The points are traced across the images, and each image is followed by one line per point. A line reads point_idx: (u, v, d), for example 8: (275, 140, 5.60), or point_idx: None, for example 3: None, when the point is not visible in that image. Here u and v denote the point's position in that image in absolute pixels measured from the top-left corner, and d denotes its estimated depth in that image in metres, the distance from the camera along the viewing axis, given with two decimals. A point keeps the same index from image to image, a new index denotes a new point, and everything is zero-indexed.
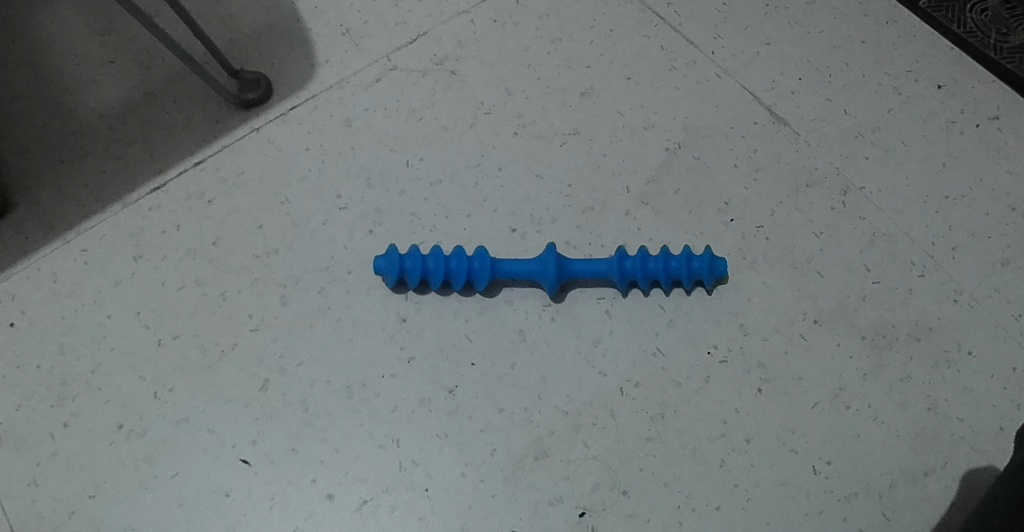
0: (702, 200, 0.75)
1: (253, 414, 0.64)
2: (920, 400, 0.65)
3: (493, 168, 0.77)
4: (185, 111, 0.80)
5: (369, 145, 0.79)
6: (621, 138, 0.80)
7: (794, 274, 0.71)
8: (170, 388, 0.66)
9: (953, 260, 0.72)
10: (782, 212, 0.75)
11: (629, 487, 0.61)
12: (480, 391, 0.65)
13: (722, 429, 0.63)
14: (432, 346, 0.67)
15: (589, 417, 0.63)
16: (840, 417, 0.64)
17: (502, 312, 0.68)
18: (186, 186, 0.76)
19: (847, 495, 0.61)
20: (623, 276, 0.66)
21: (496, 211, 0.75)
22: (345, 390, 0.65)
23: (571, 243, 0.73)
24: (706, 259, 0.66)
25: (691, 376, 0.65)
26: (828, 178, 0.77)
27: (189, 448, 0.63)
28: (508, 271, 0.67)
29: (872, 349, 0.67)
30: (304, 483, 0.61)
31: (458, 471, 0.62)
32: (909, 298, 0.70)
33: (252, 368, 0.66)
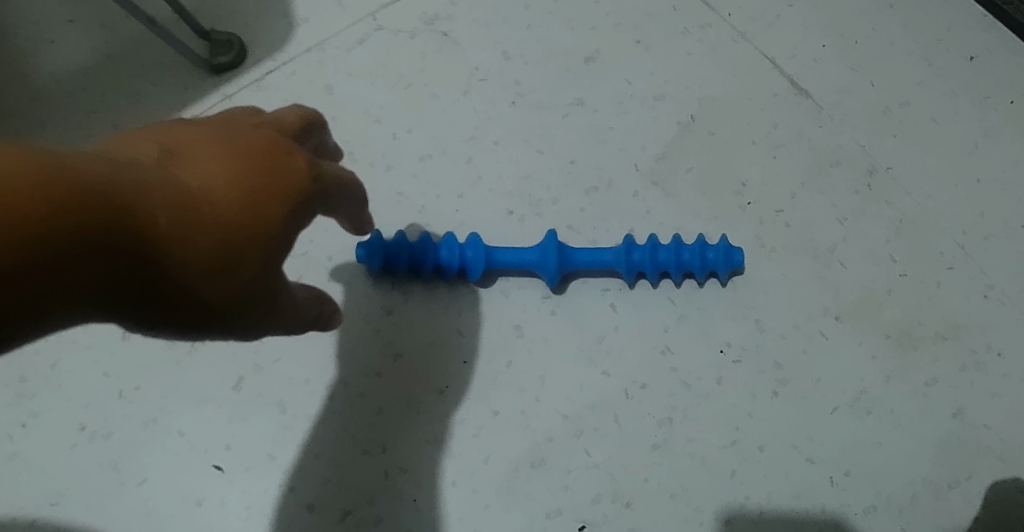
0: (718, 181, 0.69)
1: (227, 415, 0.60)
2: (946, 406, 0.60)
3: (490, 142, 0.71)
4: (152, 76, 0.73)
5: (353, 115, 0.71)
6: (629, 111, 0.73)
7: (815, 265, 0.65)
8: (137, 387, 0.61)
9: (985, 251, 0.67)
10: (803, 195, 0.69)
11: (634, 498, 0.56)
12: (474, 392, 0.60)
13: (733, 436, 0.59)
14: (422, 342, 0.61)
15: (591, 422, 0.59)
16: (861, 423, 0.60)
17: (498, 305, 0.63)
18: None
19: (866, 509, 0.57)
20: (630, 268, 0.61)
21: (492, 190, 0.68)
22: (326, 391, 0.60)
23: (574, 227, 0.67)
24: (721, 249, 0.61)
25: (702, 377, 0.60)
26: (853, 156, 0.71)
27: (158, 452, 0.59)
28: (506, 261, 0.61)
29: (897, 350, 0.62)
30: (282, 492, 0.57)
31: (450, 480, 0.57)
32: (937, 293, 0.65)
33: (225, 365, 0.61)
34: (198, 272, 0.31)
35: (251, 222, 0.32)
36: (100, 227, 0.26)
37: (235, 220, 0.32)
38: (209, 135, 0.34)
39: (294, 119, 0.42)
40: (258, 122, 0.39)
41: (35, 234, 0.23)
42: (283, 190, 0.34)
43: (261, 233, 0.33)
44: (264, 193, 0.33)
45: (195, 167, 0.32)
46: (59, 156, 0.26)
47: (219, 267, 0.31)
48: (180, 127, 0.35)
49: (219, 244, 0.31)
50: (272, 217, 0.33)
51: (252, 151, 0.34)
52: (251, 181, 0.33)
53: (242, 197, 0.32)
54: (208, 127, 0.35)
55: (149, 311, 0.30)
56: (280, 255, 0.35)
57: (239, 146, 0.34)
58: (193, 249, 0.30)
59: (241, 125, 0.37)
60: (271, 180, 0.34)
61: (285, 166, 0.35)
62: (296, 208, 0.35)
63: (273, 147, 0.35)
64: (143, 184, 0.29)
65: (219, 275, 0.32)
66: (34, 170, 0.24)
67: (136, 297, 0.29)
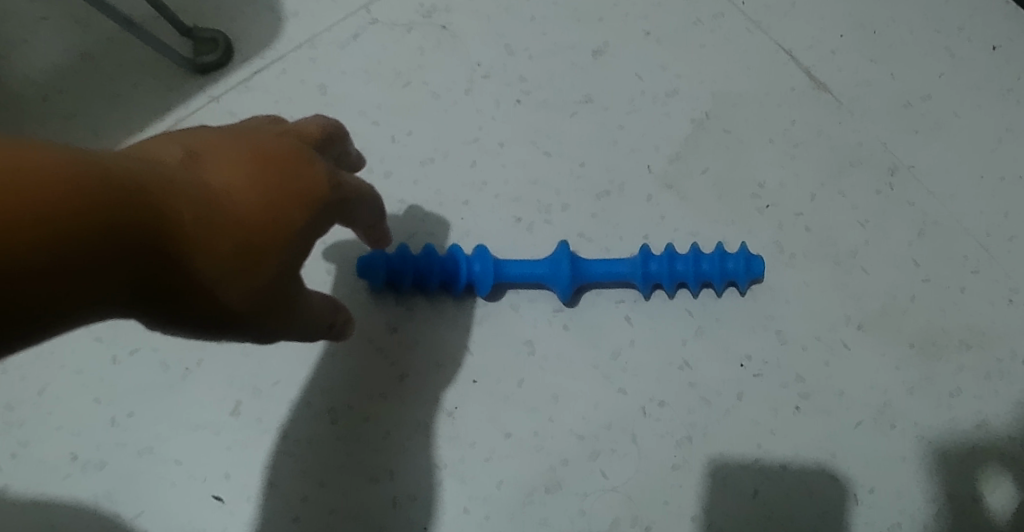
0: (734, 183, 0.65)
1: (225, 442, 0.57)
2: (970, 416, 0.57)
3: (494, 143, 0.66)
4: (133, 78, 0.69)
5: (348, 116, 0.67)
6: (640, 108, 0.69)
7: (836, 272, 0.62)
8: (129, 414, 0.59)
9: (1010, 253, 0.63)
10: (824, 196, 0.65)
11: (653, 522, 0.54)
12: (485, 413, 0.57)
13: (755, 454, 0.56)
14: (428, 362, 0.58)
15: (607, 442, 0.56)
16: (884, 437, 0.57)
17: (507, 321, 0.60)
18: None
19: (892, 526, 0.54)
20: (647, 280, 0.57)
21: (498, 195, 0.64)
22: (329, 415, 0.57)
23: (585, 235, 0.63)
24: (742, 259, 0.57)
25: (722, 393, 0.58)
26: (873, 154, 0.67)
27: (154, 482, 0.57)
28: (515, 274, 0.58)
29: (920, 360, 0.59)
30: (286, 522, 0.55)
31: (462, 507, 0.55)
32: (961, 299, 0.61)
33: (222, 389, 0.59)
34: (220, 273, 0.32)
35: (267, 225, 0.34)
36: (126, 226, 0.27)
37: (253, 222, 0.33)
38: (232, 144, 0.36)
39: (319, 129, 0.43)
40: (279, 133, 0.41)
41: (62, 231, 0.24)
42: (300, 197, 0.36)
43: (280, 236, 0.34)
44: (282, 199, 0.35)
45: (215, 173, 0.33)
46: (87, 158, 0.27)
47: (239, 267, 0.33)
48: (202, 136, 0.36)
49: (238, 245, 0.32)
50: (289, 221, 0.35)
51: (273, 160, 0.36)
52: (269, 187, 0.34)
53: (263, 201, 0.34)
54: (229, 136, 0.37)
55: (170, 309, 0.31)
56: (296, 258, 0.36)
57: (257, 154, 0.36)
58: (216, 249, 0.31)
59: (262, 134, 0.39)
60: (287, 187, 0.35)
61: (301, 174, 0.37)
62: (312, 214, 0.36)
63: (292, 157, 0.37)
64: (166, 187, 0.30)
65: (239, 275, 0.33)
66: (63, 171, 0.25)
67: (162, 296, 0.30)
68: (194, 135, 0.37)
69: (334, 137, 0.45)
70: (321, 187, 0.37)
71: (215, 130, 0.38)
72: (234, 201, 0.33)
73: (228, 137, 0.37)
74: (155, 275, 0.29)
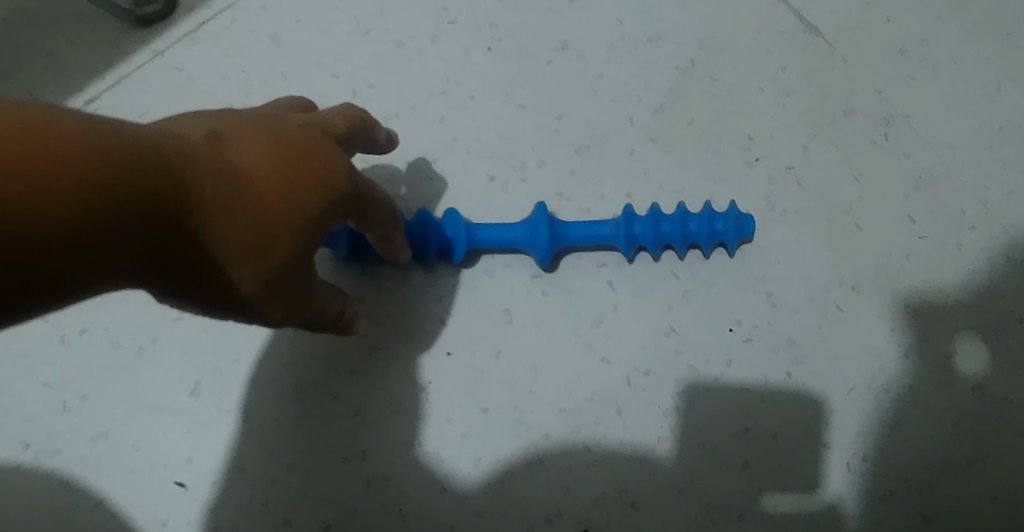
0: (722, 135, 0.60)
1: (186, 425, 0.54)
2: (966, 379, 0.54)
3: (464, 96, 0.61)
4: (68, 33, 0.63)
5: (305, 69, 0.62)
6: (621, 55, 0.63)
7: (830, 230, 0.57)
8: (83, 397, 0.55)
9: (1009, 206, 0.58)
10: (816, 148, 0.60)
11: (640, 496, 0.52)
12: (461, 388, 0.54)
13: (744, 423, 0.54)
14: (399, 335, 0.55)
15: (590, 415, 0.54)
16: (877, 402, 0.54)
17: (484, 289, 0.56)
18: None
19: (883, 495, 0.52)
20: (631, 243, 0.53)
21: (469, 153, 0.59)
22: (294, 393, 0.54)
23: (563, 194, 0.58)
24: (732, 218, 0.53)
25: (710, 360, 0.55)
26: (868, 103, 0.61)
27: (113, 469, 0.54)
28: (489, 239, 0.53)
29: (916, 321, 0.56)
30: (254, 508, 0.52)
31: (439, 486, 0.52)
32: (958, 257, 0.57)
33: (180, 368, 0.55)
34: (231, 251, 0.33)
35: (285, 207, 0.35)
36: (142, 200, 0.28)
37: (270, 202, 0.34)
38: (259, 129, 0.37)
39: (341, 124, 0.46)
40: (308, 125, 0.43)
41: (78, 201, 0.25)
42: (319, 184, 0.37)
43: (294, 221, 0.35)
44: (300, 184, 0.36)
45: (240, 154, 0.35)
46: (112, 134, 0.29)
47: (252, 247, 0.34)
48: (228, 119, 0.38)
49: (252, 226, 0.34)
50: (305, 208, 0.36)
51: (296, 146, 0.37)
52: (292, 170, 0.36)
53: (281, 186, 0.35)
54: (257, 120, 0.39)
55: (179, 280, 0.33)
56: (310, 242, 0.37)
57: (283, 139, 0.37)
58: (229, 228, 0.33)
59: (288, 122, 0.40)
60: (309, 172, 0.36)
61: (325, 161, 0.38)
62: (329, 202, 0.37)
63: (316, 144, 0.38)
64: (188, 166, 0.32)
65: (252, 253, 0.34)
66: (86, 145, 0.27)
67: (176, 267, 0.32)
68: (224, 118, 0.38)
69: (354, 131, 0.48)
70: (345, 175, 0.38)
71: (244, 115, 0.39)
72: (251, 184, 0.34)
73: (254, 120, 0.38)
74: (170, 248, 0.31)
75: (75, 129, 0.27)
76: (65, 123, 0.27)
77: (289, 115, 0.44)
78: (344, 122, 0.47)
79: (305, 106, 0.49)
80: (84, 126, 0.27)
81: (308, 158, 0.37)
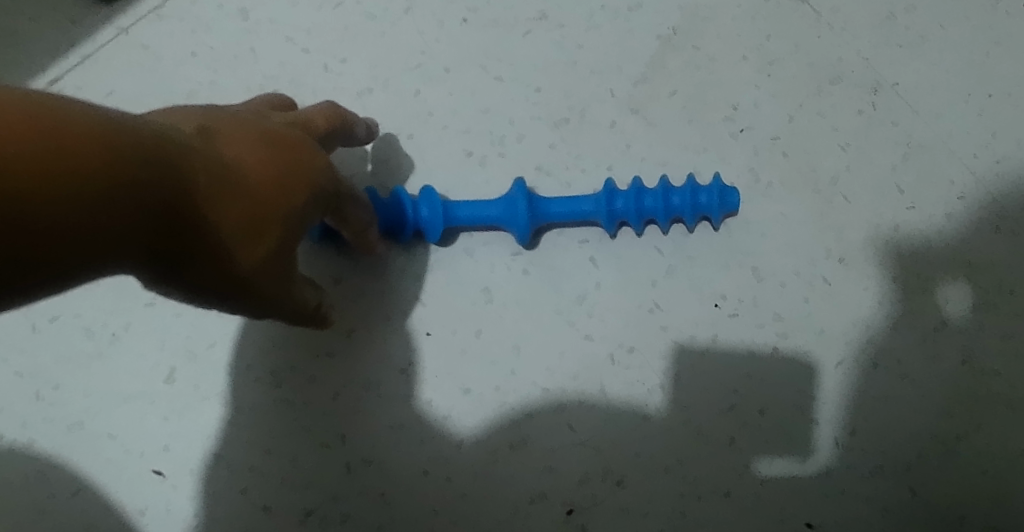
0: (706, 105, 0.58)
1: (162, 412, 0.53)
2: (955, 351, 0.54)
3: (439, 69, 0.59)
4: (28, 11, 0.60)
5: (275, 44, 0.60)
6: (600, 25, 0.60)
7: (816, 201, 0.56)
8: (55, 387, 0.54)
9: (998, 175, 0.57)
10: (802, 118, 0.58)
11: (625, 476, 0.52)
12: (441, 368, 0.53)
13: (730, 400, 0.53)
14: (376, 316, 0.54)
15: (573, 394, 0.53)
16: (865, 375, 0.53)
17: (463, 267, 0.55)
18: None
19: (872, 469, 0.52)
20: (612, 219, 0.52)
21: (446, 128, 0.58)
22: (271, 378, 0.53)
23: (543, 168, 0.57)
24: (716, 191, 0.52)
25: (695, 336, 0.54)
26: (856, 71, 0.59)
27: (89, 459, 0.53)
28: (467, 218, 0.52)
29: (905, 293, 0.55)
30: (234, 494, 0.52)
31: (421, 468, 0.52)
32: (947, 228, 0.56)
33: (153, 355, 0.54)
34: (231, 237, 0.33)
35: (273, 199, 0.36)
36: (158, 182, 0.28)
37: (261, 193, 0.35)
38: (242, 127, 0.38)
39: (322, 120, 0.47)
40: (287, 122, 0.44)
41: (104, 174, 0.25)
42: (298, 179, 0.38)
43: (281, 212, 0.36)
44: (284, 178, 0.37)
45: (228, 149, 0.36)
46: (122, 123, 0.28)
47: (247, 234, 0.34)
48: (211, 117, 0.38)
49: (247, 212, 0.34)
50: (288, 200, 0.37)
51: (276, 144, 0.38)
52: (275, 167, 0.37)
53: (268, 178, 0.36)
54: (238, 119, 0.39)
55: (185, 267, 0.32)
56: (292, 234, 0.38)
57: (265, 137, 0.38)
58: (229, 214, 0.33)
59: (266, 121, 0.41)
60: (289, 168, 0.38)
61: (301, 160, 0.39)
62: (308, 195, 0.39)
63: (294, 143, 0.40)
64: (189, 156, 0.32)
65: (246, 241, 0.34)
66: (106, 132, 0.26)
67: (184, 253, 0.31)
68: (203, 117, 0.38)
69: (335, 128, 0.48)
70: (321, 173, 0.40)
71: (224, 113, 0.40)
72: (242, 175, 0.35)
73: (235, 118, 0.39)
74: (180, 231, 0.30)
75: (94, 117, 0.26)
76: (84, 110, 0.26)
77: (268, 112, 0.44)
78: (325, 119, 0.47)
79: (282, 100, 0.48)
80: (99, 114, 0.27)
81: (287, 156, 0.38)
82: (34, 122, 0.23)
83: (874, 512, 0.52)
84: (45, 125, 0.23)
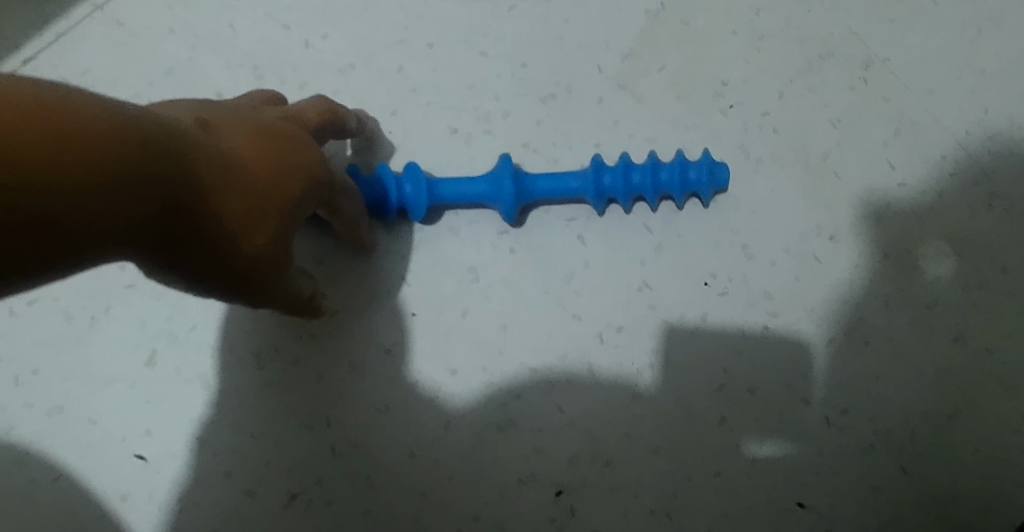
0: (695, 81, 0.57)
1: (143, 396, 0.52)
2: (947, 329, 0.53)
3: (423, 45, 0.58)
4: None
5: (255, 20, 0.58)
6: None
7: (807, 178, 0.56)
8: (34, 371, 0.53)
9: (991, 152, 0.56)
10: (793, 94, 0.57)
11: (615, 456, 0.51)
12: (427, 349, 0.52)
13: (720, 379, 0.52)
14: (361, 296, 0.53)
15: (562, 374, 0.52)
16: (856, 354, 0.53)
17: (448, 246, 0.54)
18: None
19: (864, 448, 0.52)
20: (600, 196, 0.51)
21: (430, 104, 0.57)
22: (254, 360, 0.52)
23: (530, 145, 0.56)
24: (705, 166, 0.51)
25: (685, 315, 0.53)
26: (847, 46, 0.58)
27: (70, 444, 0.52)
28: (452, 195, 0.51)
29: (896, 271, 0.54)
30: (217, 479, 0.51)
31: (408, 451, 0.51)
32: (938, 205, 0.55)
33: (133, 337, 0.53)
34: (225, 226, 0.32)
35: (270, 193, 0.35)
36: (150, 167, 0.27)
37: (257, 186, 0.34)
38: (239, 117, 0.37)
39: (316, 114, 0.46)
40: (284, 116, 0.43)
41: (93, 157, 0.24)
42: (296, 171, 0.37)
43: (279, 203, 0.35)
44: (282, 169, 0.36)
45: (225, 137, 0.35)
46: (118, 112, 0.27)
47: (243, 224, 0.33)
48: (207, 107, 0.37)
49: (242, 202, 0.33)
50: (286, 192, 0.36)
51: (274, 136, 0.37)
52: (272, 157, 0.36)
53: (266, 168, 0.35)
54: (235, 110, 0.38)
55: (176, 255, 0.31)
56: (289, 227, 0.37)
57: (263, 128, 0.37)
58: (223, 203, 0.32)
59: (264, 114, 0.40)
60: (286, 161, 0.36)
61: (299, 153, 0.38)
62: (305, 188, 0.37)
63: (291, 136, 0.39)
64: (184, 147, 0.30)
65: (242, 231, 0.33)
66: (101, 123, 0.25)
67: (174, 241, 0.30)
68: (202, 107, 0.37)
69: (327, 124, 0.47)
70: (318, 166, 0.39)
71: (220, 104, 0.39)
72: (239, 164, 0.34)
73: (232, 109, 0.38)
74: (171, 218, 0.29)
75: (88, 106, 0.25)
76: (78, 99, 0.25)
77: (264, 105, 0.44)
78: (317, 114, 0.46)
79: (276, 95, 0.47)
80: (94, 103, 0.26)
81: (285, 147, 0.37)
82: (25, 115, 0.22)
83: (865, 490, 0.51)
84: (35, 118, 0.23)
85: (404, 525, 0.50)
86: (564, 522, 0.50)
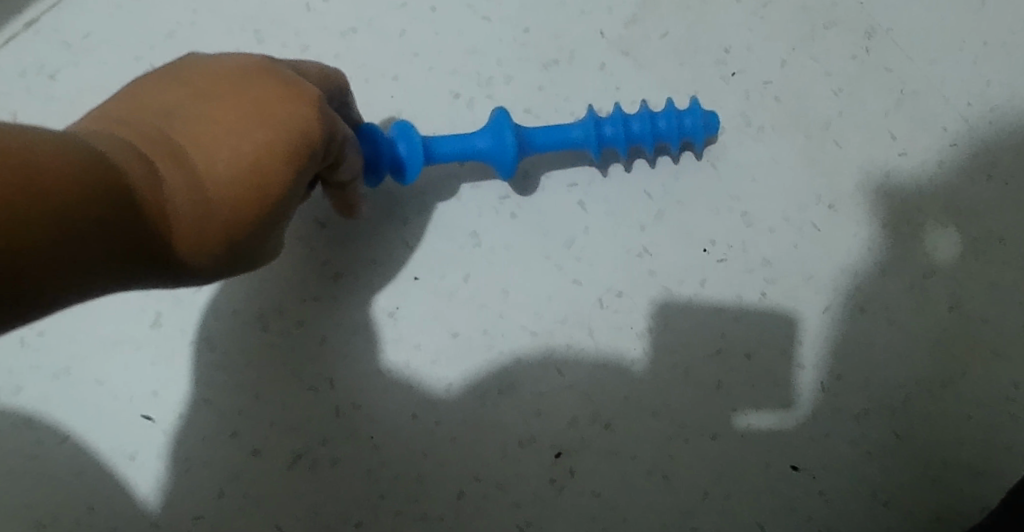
0: (697, 47, 0.57)
1: (148, 357, 0.53)
2: (943, 297, 0.54)
3: (425, 9, 0.58)
4: None
5: None
6: None
7: (807, 146, 0.56)
8: (40, 332, 0.53)
9: (992, 123, 0.56)
10: (795, 62, 0.57)
11: (613, 419, 0.52)
12: (428, 312, 0.53)
13: (718, 345, 0.53)
14: (364, 260, 0.53)
15: (562, 338, 0.53)
16: (853, 321, 0.54)
17: (450, 210, 0.54)
18: (22, 61, 0.57)
19: (858, 413, 0.53)
20: (602, 144, 0.51)
21: (432, 69, 0.57)
22: (258, 322, 0.53)
23: (531, 111, 0.56)
24: (698, 112, 0.51)
25: (684, 281, 0.54)
26: (851, 14, 0.58)
27: (76, 405, 0.53)
28: (451, 152, 0.51)
29: (894, 240, 0.55)
30: (222, 438, 0.52)
31: (410, 413, 0.52)
32: (937, 175, 0.55)
33: (139, 300, 0.54)
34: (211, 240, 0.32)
35: (254, 186, 0.33)
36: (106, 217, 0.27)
37: (238, 183, 0.33)
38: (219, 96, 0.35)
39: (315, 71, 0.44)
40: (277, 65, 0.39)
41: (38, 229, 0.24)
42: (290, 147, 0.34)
43: (269, 195, 0.34)
44: (268, 153, 0.33)
45: (200, 135, 0.33)
46: (59, 149, 0.27)
47: (229, 231, 0.33)
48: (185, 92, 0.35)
49: (224, 213, 0.32)
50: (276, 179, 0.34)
51: (258, 109, 0.34)
52: (255, 144, 0.33)
53: (247, 162, 0.33)
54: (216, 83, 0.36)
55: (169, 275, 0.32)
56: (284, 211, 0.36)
57: (246, 103, 0.34)
58: (201, 221, 0.32)
59: (251, 71, 0.36)
60: (275, 137, 0.34)
61: (291, 118, 0.34)
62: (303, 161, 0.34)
63: (282, 98, 0.35)
64: (144, 171, 0.30)
65: (230, 238, 0.33)
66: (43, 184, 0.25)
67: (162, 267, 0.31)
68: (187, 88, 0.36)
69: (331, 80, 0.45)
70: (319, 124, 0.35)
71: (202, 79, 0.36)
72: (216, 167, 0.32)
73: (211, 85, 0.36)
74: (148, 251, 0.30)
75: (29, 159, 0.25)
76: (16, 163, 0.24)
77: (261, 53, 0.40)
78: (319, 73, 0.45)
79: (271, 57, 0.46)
80: (33, 149, 0.25)
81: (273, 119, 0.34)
82: None
83: (858, 455, 0.52)
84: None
85: (407, 485, 0.51)
86: (563, 483, 0.51)
